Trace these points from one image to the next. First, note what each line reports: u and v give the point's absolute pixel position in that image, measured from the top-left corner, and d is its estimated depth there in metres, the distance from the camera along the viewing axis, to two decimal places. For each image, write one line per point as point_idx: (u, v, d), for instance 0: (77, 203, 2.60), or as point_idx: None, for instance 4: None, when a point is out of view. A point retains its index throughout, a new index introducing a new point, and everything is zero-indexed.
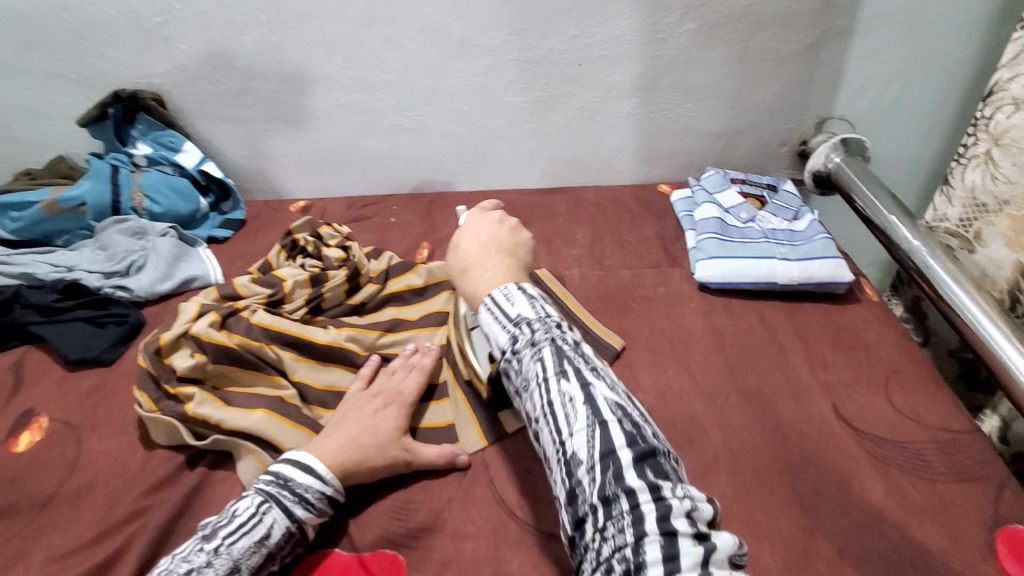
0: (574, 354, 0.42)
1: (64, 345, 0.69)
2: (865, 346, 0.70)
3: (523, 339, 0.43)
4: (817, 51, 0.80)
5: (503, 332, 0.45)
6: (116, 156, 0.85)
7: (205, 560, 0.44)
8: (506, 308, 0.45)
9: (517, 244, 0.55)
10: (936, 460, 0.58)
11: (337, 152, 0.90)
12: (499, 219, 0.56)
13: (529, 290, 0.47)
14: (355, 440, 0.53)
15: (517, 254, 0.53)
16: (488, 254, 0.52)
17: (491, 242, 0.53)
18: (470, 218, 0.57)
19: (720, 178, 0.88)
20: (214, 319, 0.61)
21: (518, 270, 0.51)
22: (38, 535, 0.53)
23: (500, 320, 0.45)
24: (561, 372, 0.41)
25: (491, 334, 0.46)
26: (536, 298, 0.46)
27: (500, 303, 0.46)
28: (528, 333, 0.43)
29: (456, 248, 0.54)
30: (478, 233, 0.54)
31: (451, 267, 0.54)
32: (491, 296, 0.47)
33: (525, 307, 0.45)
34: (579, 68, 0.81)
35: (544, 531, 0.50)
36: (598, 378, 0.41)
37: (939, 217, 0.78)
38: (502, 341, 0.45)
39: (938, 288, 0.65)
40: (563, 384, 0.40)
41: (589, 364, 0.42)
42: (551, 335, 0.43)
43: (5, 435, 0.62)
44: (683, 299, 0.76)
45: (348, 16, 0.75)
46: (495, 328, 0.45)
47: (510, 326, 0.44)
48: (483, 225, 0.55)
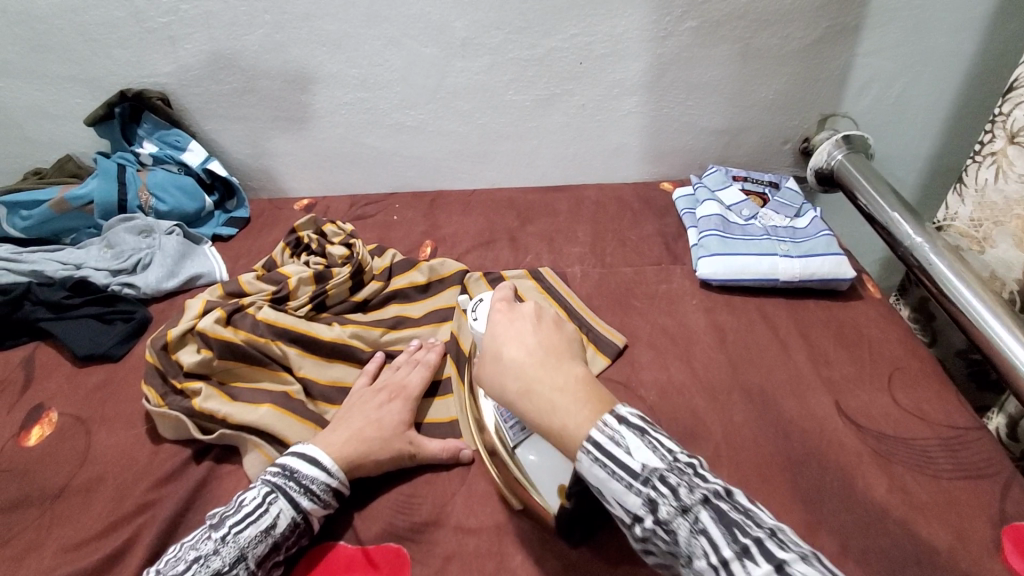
0: (737, 517, 0.35)
1: (72, 341, 0.70)
2: (868, 342, 0.70)
3: (665, 503, 0.36)
4: (819, 49, 0.80)
5: (633, 493, 0.38)
6: (123, 155, 0.86)
7: (212, 548, 0.45)
8: (624, 459, 0.38)
9: (568, 340, 0.46)
10: (941, 457, 0.58)
11: (340, 150, 0.91)
12: (534, 314, 0.48)
13: (635, 420, 0.39)
14: (361, 433, 0.53)
15: (576, 356, 0.45)
16: (549, 368, 0.42)
17: (546, 351, 0.44)
18: (501, 320, 0.47)
19: (722, 175, 0.89)
20: (220, 316, 0.62)
21: (591, 383, 0.42)
22: (49, 528, 0.54)
23: (620, 476, 0.38)
24: (739, 550, 0.34)
25: (615, 495, 0.38)
26: (648, 430, 0.39)
27: (613, 453, 0.38)
28: (673, 498, 0.36)
29: (501, 360, 0.44)
30: (522, 339, 0.45)
31: (503, 387, 0.43)
32: (594, 440, 0.38)
33: (647, 453, 0.38)
34: (581, 66, 0.81)
35: (547, 524, 0.51)
36: (785, 551, 0.33)
37: (951, 215, 0.77)
38: (636, 505, 0.38)
39: (942, 287, 0.66)
40: (749, 567, 0.33)
41: (764, 527, 0.35)
42: (699, 494, 0.36)
43: (16, 430, 0.63)
44: (684, 296, 0.76)
45: (351, 15, 0.76)
46: (620, 489, 0.38)
47: (640, 487, 0.37)
48: (519, 325, 0.46)
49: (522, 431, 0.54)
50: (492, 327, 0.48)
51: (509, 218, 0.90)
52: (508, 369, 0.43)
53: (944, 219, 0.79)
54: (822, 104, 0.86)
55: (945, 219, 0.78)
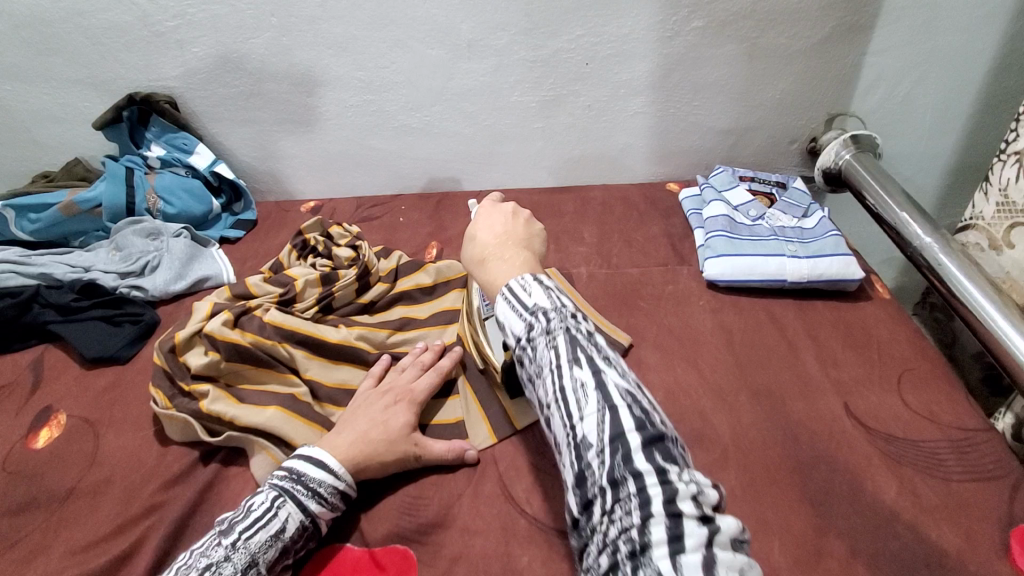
0: (587, 341, 0.39)
1: (81, 344, 0.70)
2: (877, 344, 0.69)
3: (536, 327, 0.40)
4: (826, 48, 0.80)
5: (519, 320, 0.41)
6: (131, 158, 0.87)
7: (223, 555, 0.44)
8: (523, 298, 0.42)
9: (532, 235, 0.52)
10: (951, 459, 0.57)
11: (346, 153, 0.91)
12: (512, 209, 0.54)
13: (546, 281, 0.43)
14: (366, 435, 0.53)
15: (532, 246, 0.51)
16: (506, 247, 0.49)
17: (508, 234, 0.50)
18: (481, 212, 0.53)
19: (729, 176, 0.88)
20: (227, 318, 0.62)
21: (534, 262, 0.48)
22: (57, 529, 0.54)
23: (516, 309, 0.42)
24: (573, 358, 0.37)
25: (506, 323, 0.42)
26: (554, 289, 0.43)
27: (517, 293, 0.42)
28: (543, 322, 0.40)
29: (472, 240, 0.51)
30: (493, 225, 0.51)
31: (468, 259, 0.51)
32: (508, 286, 0.43)
33: (541, 296, 0.41)
34: (587, 67, 0.81)
35: (553, 527, 0.51)
36: (610, 366, 0.38)
37: (976, 214, 0.76)
38: (517, 330, 0.41)
39: (950, 284, 0.65)
40: (574, 371, 0.37)
41: (603, 351, 0.39)
42: (564, 323, 0.39)
43: (25, 431, 0.63)
44: (691, 297, 0.76)
45: (357, 18, 0.76)
46: (511, 318, 0.42)
47: (527, 315, 0.41)
48: (498, 215, 0.52)
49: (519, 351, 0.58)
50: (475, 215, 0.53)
51: None
52: (476, 247, 0.50)
53: (969, 218, 0.77)
54: (829, 103, 0.86)
55: (970, 218, 0.77)
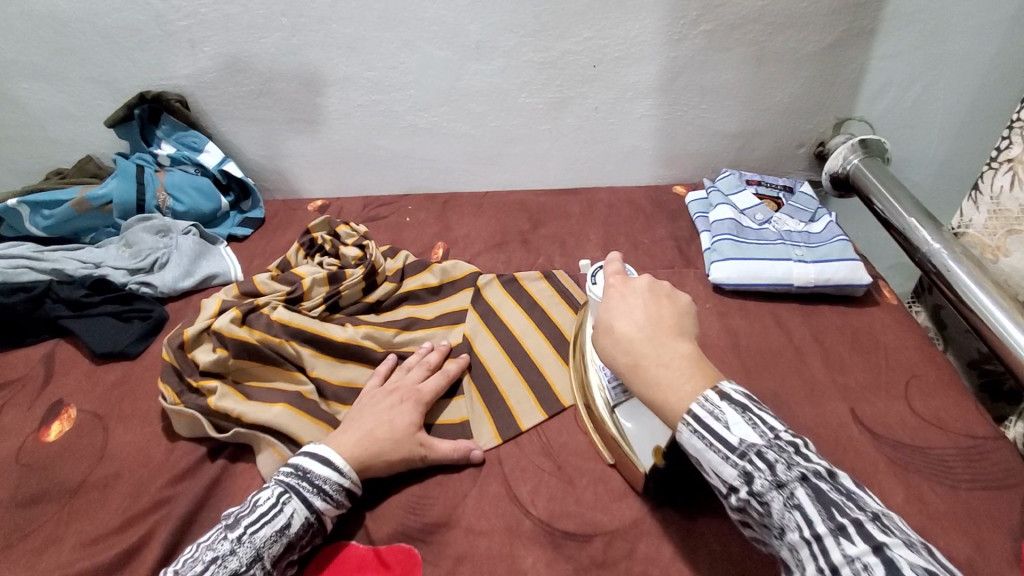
0: (839, 498, 0.36)
1: (91, 339, 0.71)
2: (884, 349, 0.69)
3: (761, 477, 0.38)
4: (836, 52, 0.80)
5: (730, 466, 0.39)
6: (141, 156, 0.88)
7: (229, 549, 0.45)
8: (721, 432, 0.39)
9: (683, 316, 0.46)
10: (961, 467, 0.57)
11: (354, 152, 0.92)
12: (649, 285, 0.48)
13: (738, 397, 0.40)
14: (371, 433, 0.54)
15: (686, 331, 0.45)
16: (661, 342, 0.43)
17: (656, 323, 0.44)
18: (613, 294, 0.48)
19: (736, 179, 0.88)
20: (235, 316, 0.62)
21: (700, 360, 0.43)
22: (68, 522, 0.55)
23: (717, 448, 0.39)
24: (835, 527, 0.35)
25: (709, 464, 0.40)
26: (750, 408, 0.40)
27: (709, 421, 0.39)
28: (769, 471, 0.38)
29: (612, 332, 0.45)
30: (633, 313, 0.45)
31: (613, 361, 0.45)
32: (693, 412, 0.40)
33: (745, 429, 0.39)
34: (594, 69, 0.81)
35: (558, 529, 0.51)
36: (885, 533, 0.35)
37: (964, 222, 0.75)
38: (731, 477, 0.39)
39: (960, 292, 0.65)
40: (845, 545, 0.34)
41: (864, 510, 0.36)
42: (798, 472, 0.37)
43: (37, 425, 0.64)
44: (697, 300, 0.76)
45: (366, 18, 0.77)
46: (715, 460, 0.39)
47: (736, 459, 0.39)
48: (636, 300, 0.47)
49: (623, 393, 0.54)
50: (604, 298, 0.48)
51: (521, 220, 0.90)
52: (620, 343, 0.45)
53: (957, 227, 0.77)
54: (838, 107, 0.86)
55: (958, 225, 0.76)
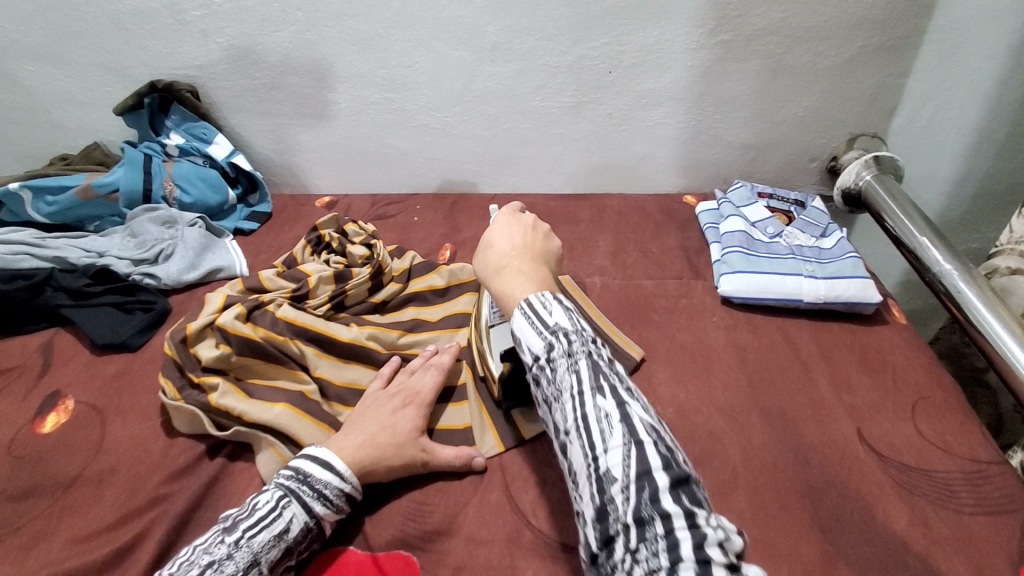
0: (610, 372, 0.40)
1: (92, 329, 0.70)
2: (892, 369, 0.68)
3: (560, 349, 0.41)
4: (852, 68, 0.79)
5: (538, 339, 0.42)
6: (149, 145, 0.87)
7: (226, 552, 0.44)
8: (543, 316, 0.43)
9: (547, 250, 0.54)
10: (964, 491, 0.56)
11: (363, 149, 0.91)
12: (532, 222, 0.55)
13: (566, 301, 0.44)
14: (373, 438, 0.53)
15: (546, 262, 0.52)
16: (523, 259, 0.51)
17: (522, 248, 0.52)
18: (500, 219, 0.55)
19: (748, 191, 0.88)
20: (240, 312, 0.62)
21: (550, 279, 0.50)
22: (62, 516, 0.54)
23: (535, 325, 0.42)
24: (598, 388, 0.38)
25: (524, 340, 0.43)
26: (573, 309, 0.44)
27: (537, 310, 0.43)
28: (564, 344, 0.41)
29: (484, 252, 0.53)
30: (510, 237, 0.53)
31: (480, 267, 0.52)
32: (528, 301, 0.44)
33: (562, 317, 0.42)
34: (610, 75, 0.80)
35: (560, 542, 0.50)
36: (633, 399, 0.39)
37: (1014, 239, 0.70)
38: (538, 350, 0.42)
39: (970, 315, 0.63)
40: (599, 401, 0.38)
41: (629, 387, 0.40)
42: (588, 350, 0.41)
43: (33, 415, 0.63)
44: (705, 313, 0.75)
45: (383, 16, 0.76)
46: (529, 335, 0.42)
47: (546, 334, 0.42)
48: (517, 228, 0.54)
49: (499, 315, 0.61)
50: (493, 223, 0.55)
51: None
52: (491, 258, 0.52)
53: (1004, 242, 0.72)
54: (853, 123, 0.85)
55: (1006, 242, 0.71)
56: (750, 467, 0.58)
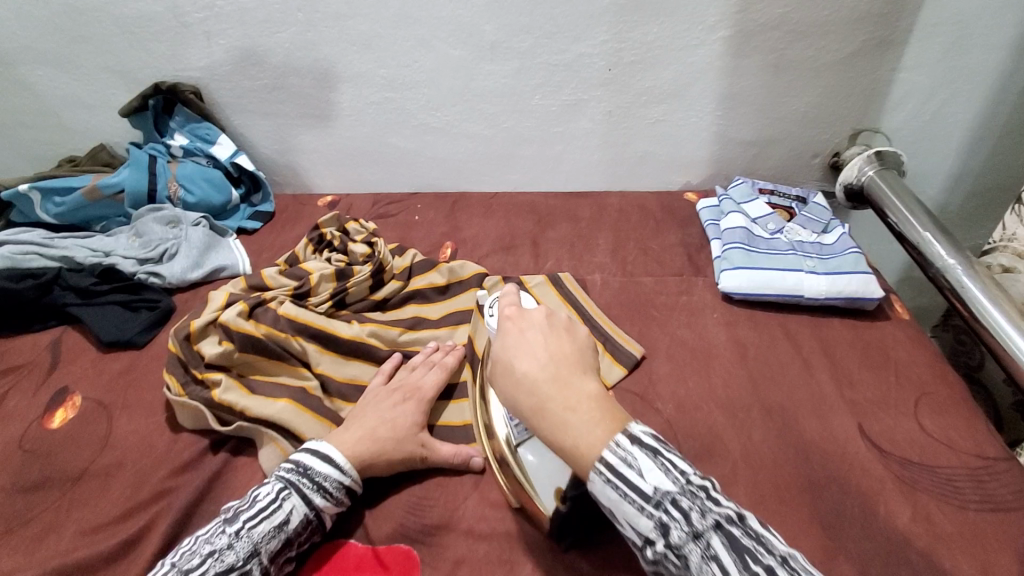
0: (747, 542, 0.36)
1: (98, 327, 0.71)
2: (895, 365, 0.68)
3: (677, 527, 0.37)
4: (853, 62, 0.78)
5: (644, 515, 0.38)
6: (154, 145, 0.88)
7: (227, 543, 0.45)
8: (636, 481, 0.38)
9: (581, 348, 0.47)
10: (969, 487, 0.56)
11: (365, 148, 0.91)
12: (547, 317, 0.49)
13: (648, 442, 0.40)
14: (373, 433, 0.53)
15: (586, 364, 0.46)
16: (564, 381, 0.43)
17: (559, 359, 0.45)
18: (512, 329, 0.48)
19: (749, 187, 0.87)
20: (243, 309, 0.63)
21: (604, 395, 0.43)
22: (69, 509, 0.55)
23: (631, 498, 0.38)
24: (749, 574, 0.34)
25: (624, 515, 0.39)
26: (661, 451, 0.40)
27: (625, 473, 0.39)
28: (684, 522, 0.37)
29: (512, 373, 0.45)
30: (534, 350, 0.45)
31: (518, 405, 0.44)
32: (606, 462, 0.39)
33: (660, 476, 0.39)
34: (609, 73, 0.81)
35: (558, 535, 0.50)
36: (789, 573, 0.35)
37: (1006, 237, 0.72)
38: (647, 528, 0.38)
39: (971, 307, 0.64)
40: None
41: (772, 552, 0.36)
42: (711, 519, 0.37)
43: (41, 411, 0.64)
44: (705, 309, 0.75)
45: (383, 16, 0.76)
46: (630, 510, 0.38)
47: (651, 510, 0.38)
48: (533, 333, 0.47)
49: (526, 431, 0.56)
50: (503, 336, 0.48)
51: (530, 222, 0.90)
52: (523, 384, 0.44)
53: (998, 240, 0.74)
54: (855, 118, 0.84)
55: (998, 239, 0.73)
56: (749, 461, 0.58)
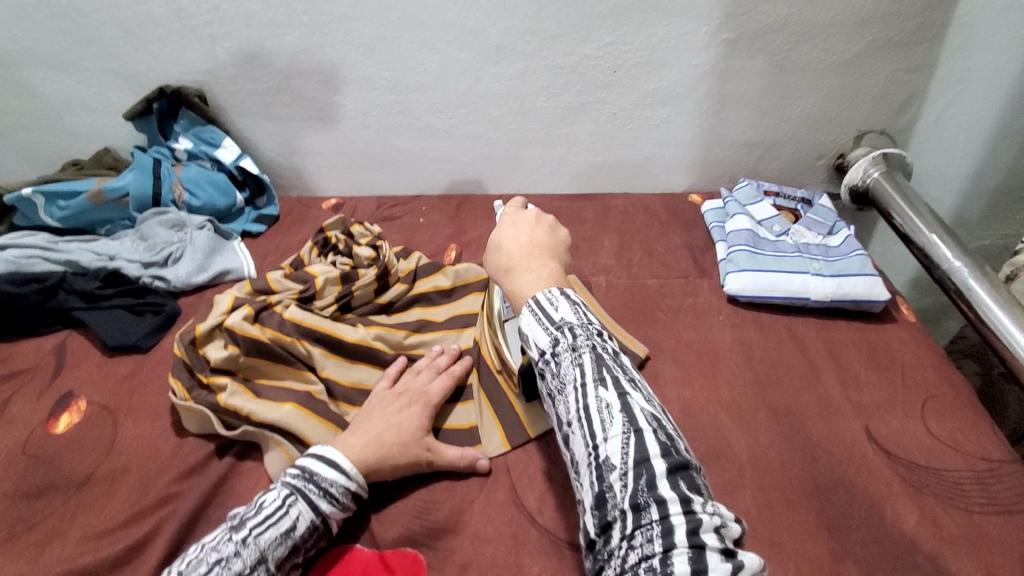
0: (613, 364, 0.42)
1: (104, 331, 0.71)
2: (901, 367, 0.68)
3: (565, 343, 0.43)
4: (859, 63, 0.78)
5: (545, 334, 0.44)
6: (159, 149, 0.89)
7: (233, 550, 0.45)
8: (549, 312, 0.45)
9: (557, 244, 0.54)
10: (975, 489, 0.55)
11: (369, 150, 0.91)
12: (535, 216, 0.56)
13: (571, 296, 0.46)
14: (379, 437, 0.53)
15: (557, 256, 0.53)
16: (532, 256, 0.51)
17: (534, 244, 0.52)
18: (505, 219, 0.55)
19: (753, 189, 0.87)
20: (248, 313, 0.62)
21: (560, 273, 0.51)
22: (75, 515, 0.55)
23: (542, 321, 0.45)
24: (600, 380, 0.41)
25: (531, 335, 0.45)
26: (579, 304, 0.46)
27: (544, 307, 0.45)
28: (570, 339, 0.43)
29: (497, 250, 0.52)
30: (518, 232, 0.53)
31: (494, 268, 0.52)
32: (535, 299, 0.46)
33: (567, 312, 0.45)
34: (614, 75, 0.81)
35: (564, 540, 0.50)
36: (635, 390, 0.41)
37: None
38: (544, 344, 0.44)
39: (980, 312, 0.63)
40: (601, 393, 0.40)
41: (629, 375, 0.42)
42: (590, 343, 0.43)
43: (46, 416, 0.64)
44: (711, 311, 0.75)
45: (387, 19, 0.76)
46: (536, 330, 0.45)
47: (552, 330, 0.44)
48: (523, 225, 0.54)
49: (513, 309, 0.64)
50: (499, 225, 0.55)
51: None
52: (503, 257, 0.52)
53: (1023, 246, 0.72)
54: (860, 119, 0.84)
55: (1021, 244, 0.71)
56: (755, 464, 0.58)
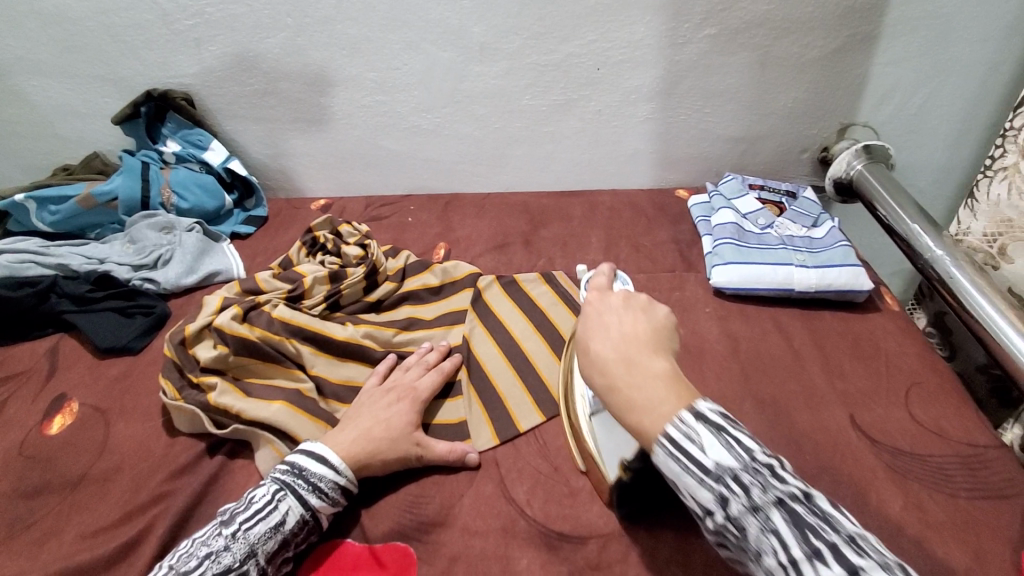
0: (815, 521, 0.34)
1: (96, 333, 0.72)
2: (885, 356, 0.69)
3: (737, 501, 0.36)
4: (839, 57, 0.79)
5: (706, 490, 0.36)
6: (147, 153, 0.89)
7: (223, 545, 0.46)
8: (697, 456, 0.36)
9: (659, 329, 0.42)
10: (960, 475, 0.57)
11: (356, 151, 0.92)
12: (625, 296, 0.44)
13: (714, 418, 0.37)
14: (368, 433, 0.54)
15: (665, 346, 0.41)
16: (635, 362, 0.40)
17: (631, 340, 0.41)
18: (585, 311, 0.44)
19: (738, 183, 0.88)
20: (236, 313, 0.63)
21: (679, 375, 0.40)
22: (70, 513, 0.55)
23: (693, 472, 0.36)
24: (813, 554, 0.33)
25: (688, 490, 0.37)
26: (727, 428, 0.37)
27: (683, 445, 0.36)
28: (745, 495, 0.35)
29: (588, 354, 0.42)
30: (608, 329, 0.42)
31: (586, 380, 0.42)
32: (668, 436, 0.37)
33: (721, 452, 0.36)
34: (599, 72, 0.81)
35: (553, 530, 0.51)
36: (860, 554, 0.33)
37: (962, 230, 0.75)
38: (707, 500, 0.37)
39: (962, 299, 0.64)
40: (821, 570, 0.33)
41: (841, 531, 0.34)
42: (774, 495, 0.35)
43: (40, 418, 0.64)
44: (698, 304, 0.76)
45: (370, 20, 0.77)
46: (691, 484, 0.37)
47: (712, 483, 0.36)
48: (611, 317, 0.43)
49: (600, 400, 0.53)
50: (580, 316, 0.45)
51: (521, 221, 0.90)
52: (596, 363, 0.41)
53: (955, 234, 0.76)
54: (842, 112, 0.85)
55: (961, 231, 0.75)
56: None
